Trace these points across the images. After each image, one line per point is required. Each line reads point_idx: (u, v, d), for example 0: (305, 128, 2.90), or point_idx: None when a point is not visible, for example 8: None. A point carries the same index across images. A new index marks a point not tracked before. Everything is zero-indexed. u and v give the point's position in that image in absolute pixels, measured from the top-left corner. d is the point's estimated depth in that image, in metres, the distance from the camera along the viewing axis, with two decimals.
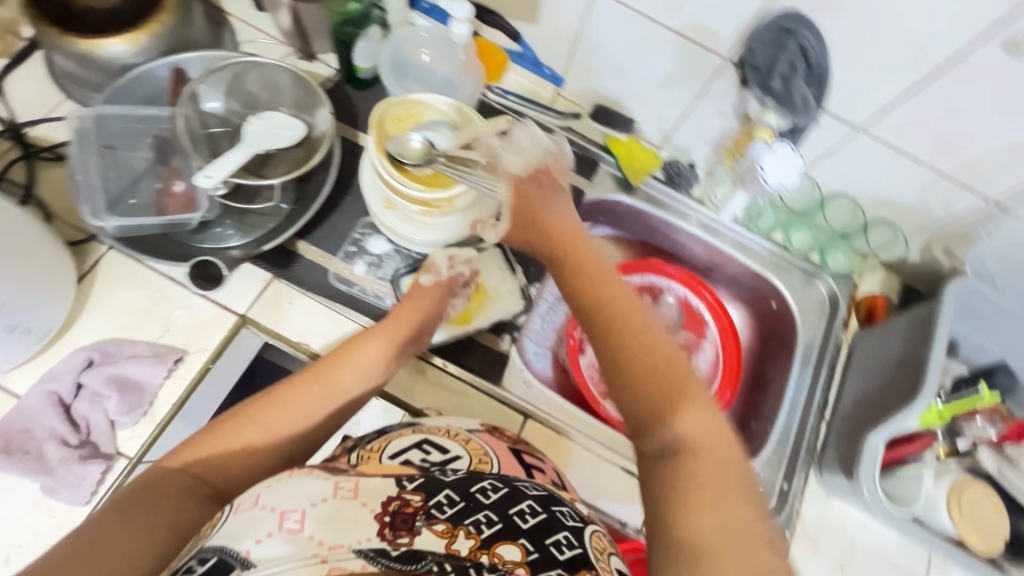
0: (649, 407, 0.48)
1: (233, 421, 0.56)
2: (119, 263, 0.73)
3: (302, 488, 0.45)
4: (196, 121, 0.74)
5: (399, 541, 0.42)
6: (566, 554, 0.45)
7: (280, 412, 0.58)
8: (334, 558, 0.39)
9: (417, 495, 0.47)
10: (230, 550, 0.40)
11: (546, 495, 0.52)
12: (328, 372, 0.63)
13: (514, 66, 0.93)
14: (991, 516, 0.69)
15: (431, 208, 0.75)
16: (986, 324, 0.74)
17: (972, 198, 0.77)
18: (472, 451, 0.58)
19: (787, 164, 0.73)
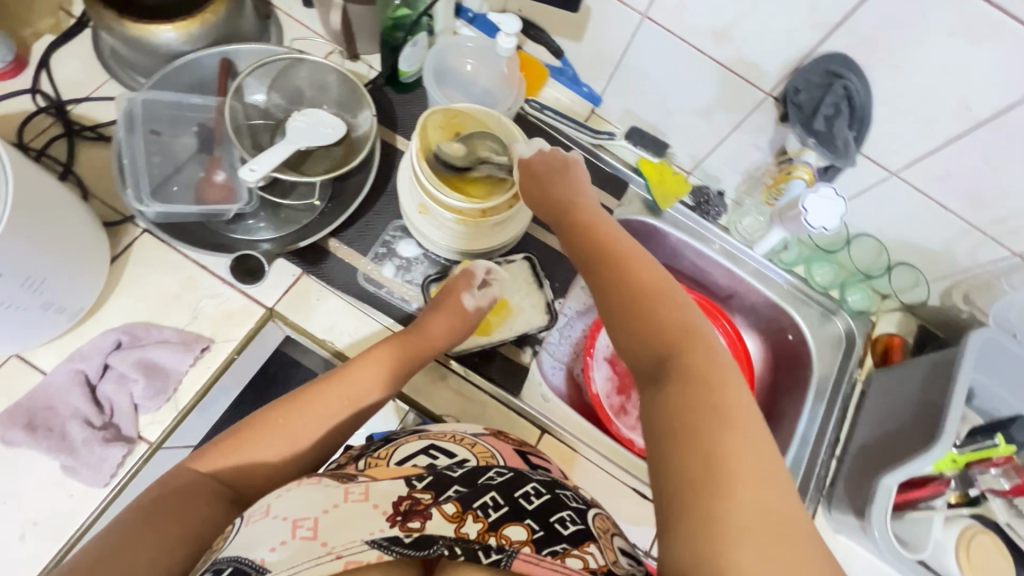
0: (657, 358, 0.52)
1: (256, 424, 0.57)
2: (153, 247, 0.74)
3: (308, 497, 0.47)
4: (240, 113, 0.75)
5: (411, 526, 0.44)
6: (570, 529, 0.48)
7: (300, 418, 0.58)
8: (350, 554, 0.42)
9: (427, 492, 0.47)
10: (244, 559, 0.42)
11: (549, 480, 0.54)
12: (345, 380, 0.62)
13: (553, 82, 0.94)
14: (1000, 567, 0.69)
15: (465, 219, 0.75)
16: (1001, 375, 0.76)
17: (998, 250, 0.78)
18: (479, 454, 0.58)
19: (830, 207, 0.74)
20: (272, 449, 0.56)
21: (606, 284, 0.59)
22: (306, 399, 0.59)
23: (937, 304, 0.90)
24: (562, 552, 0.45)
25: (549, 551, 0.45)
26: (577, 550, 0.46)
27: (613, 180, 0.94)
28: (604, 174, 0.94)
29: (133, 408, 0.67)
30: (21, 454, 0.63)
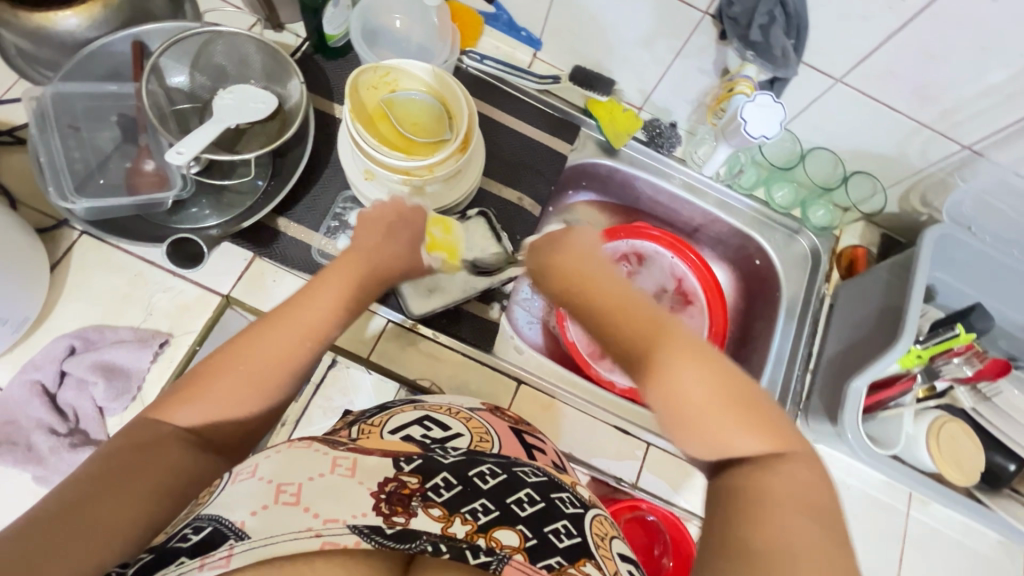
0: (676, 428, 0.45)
1: (210, 371, 0.49)
2: (94, 248, 0.71)
3: (299, 461, 0.44)
4: (162, 97, 0.73)
5: (394, 518, 0.40)
6: (565, 542, 0.43)
7: (256, 358, 0.50)
8: (329, 534, 0.38)
9: (414, 476, 0.43)
10: (225, 520, 0.38)
11: (546, 481, 0.48)
12: (297, 314, 0.54)
13: (489, 30, 0.91)
14: (969, 451, 0.71)
15: (411, 177, 0.72)
16: (957, 268, 0.78)
17: (949, 146, 0.78)
18: (473, 430, 0.55)
19: (767, 114, 0.73)
20: (232, 398, 0.49)
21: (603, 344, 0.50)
22: (260, 338, 0.52)
23: (897, 210, 0.91)
24: (558, 568, 0.40)
25: (544, 564, 0.40)
26: (573, 568, 0.41)
27: (563, 126, 0.92)
28: (553, 121, 0.92)
29: (98, 411, 0.66)
30: None
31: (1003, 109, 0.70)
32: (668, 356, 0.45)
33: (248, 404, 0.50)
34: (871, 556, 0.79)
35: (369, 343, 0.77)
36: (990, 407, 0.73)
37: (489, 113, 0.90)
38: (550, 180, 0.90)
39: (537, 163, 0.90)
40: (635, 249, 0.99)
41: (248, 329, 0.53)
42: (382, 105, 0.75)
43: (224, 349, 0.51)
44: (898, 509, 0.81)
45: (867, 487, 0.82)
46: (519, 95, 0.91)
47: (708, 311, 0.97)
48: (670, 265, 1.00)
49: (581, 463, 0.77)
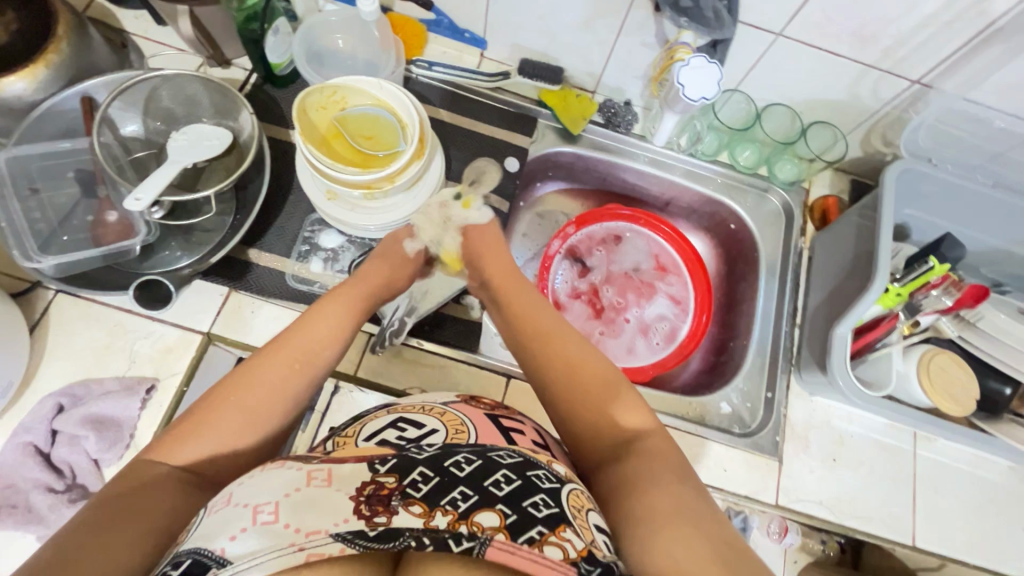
0: (584, 399, 0.59)
1: (206, 408, 0.51)
2: (70, 305, 0.72)
3: (273, 478, 0.44)
4: (117, 147, 0.74)
5: (376, 519, 0.41)
6: (544, 512, 0.43)
7: (255, 389, 0.53)
8: (312, 546, 0.39)
9: (391, 476, 0.44)
10: (204, 550, 0.39)
11: (521, 461, 0.48)
12: (295, 345, 0.57)
13: (433, 37, 0.92)
14: (962, 379, 0.71)
15: (372, 190, 0.73)
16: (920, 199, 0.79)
17: (899, 83, 0.78)
18: (448, 423, 0.55)
19: (704, 74, 0.74)
20: (230, 437, 0.50)
21: (532, 345, 0.65)
22: (255, 372, 0.54)
23: (861, 154, 0.91)
24: (539, 539, 0.41)
25: (524, 539, 0.41)
26: (554, 535, 0.42)
27: (519, 119, 0.93)
28: (509, 116, 0.93)
29: (94, 463, 0.66)
30: None
31: (945, 38, 0.70)
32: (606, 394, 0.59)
33: (243, 437, 0.51)
34: (884, 500, 0.78)
35: (353, 359, 0.77)
36: (975, 332, 0.73)
37: (445, 117, 0.91)
38: (514, 174, 0.91)
39: (499, 159, 0.91)
40: (610, 232, 0.99)
41: (242, 363, 0.55)
42: (334, 123, 0.76)
43: (221, 386, 0.53)
44: (905, 449, 0.81)
45: (870, 431, 0.81)
46: (471, 96, 0.92)
47: (691, 281, 0.97)
48: (645, 241, 1.00)
49: None
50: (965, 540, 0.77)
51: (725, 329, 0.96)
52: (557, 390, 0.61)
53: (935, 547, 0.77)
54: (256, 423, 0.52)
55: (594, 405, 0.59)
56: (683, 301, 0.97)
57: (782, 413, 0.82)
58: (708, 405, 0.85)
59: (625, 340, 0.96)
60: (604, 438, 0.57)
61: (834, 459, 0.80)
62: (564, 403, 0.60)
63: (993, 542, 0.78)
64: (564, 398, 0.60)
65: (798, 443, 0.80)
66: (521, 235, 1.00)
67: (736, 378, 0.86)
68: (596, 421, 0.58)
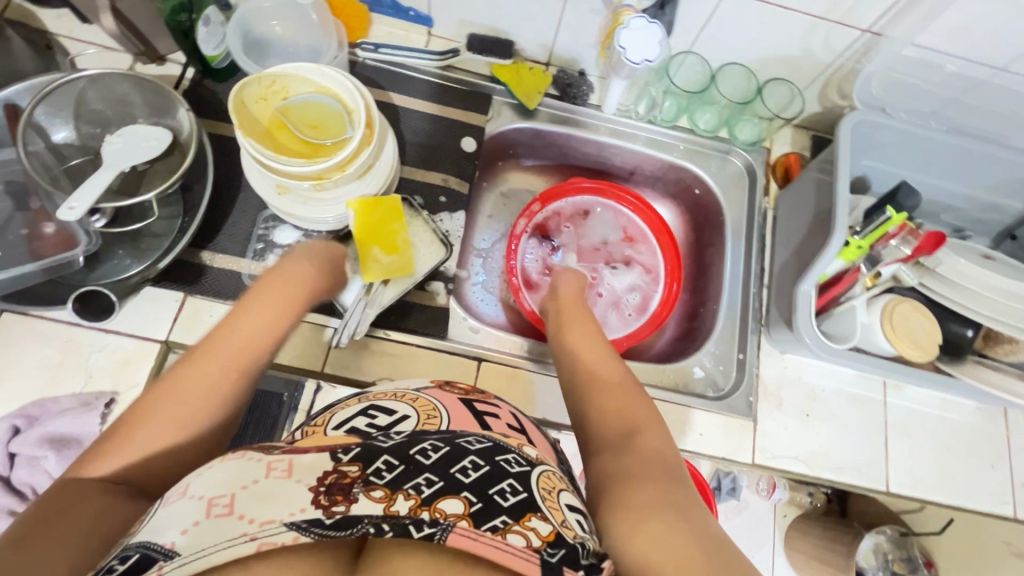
0: (609, 399, 0.61)
1: (138, 411, 0.47)
2: (15, 323, 0.69)
3: (228, 471, 0.43)
4: (49, 156, 0.71)
5: (334, 508, 0.39)
6: (511, 500, 0.43)
7: (182, 387, 0.48)
8: (265, 536, 0.37)
9: (354, 465, 0.44)
10: (153, 544, 0.37)
11: (491, 446, 0.48)
12: (231, 339, 0.53)
13: (376, 17, 0.89)
14: (924, 326, 0.72)
15: (322, 180, 0.71)
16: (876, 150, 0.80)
17: (850, 34, 0.77)
18: (420, 409, 0.54)
19: (645, 35, 0.72)
20: (166, 434, 0.46)
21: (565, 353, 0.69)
22: (188, 369, 0.49)
23: (819, 109, 0.91)
24: (503, 527, 0.41)
25: (488, 526, 0.40)
26: (518, 524, 0.41)
27: (472, 97, 0.90)
28: (463, 95, 0.90)
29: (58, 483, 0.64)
30: None
31: None
32: (634, 403, 0.60)
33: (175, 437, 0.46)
34: (856, 449, 0.80)
35: (319, 355, 0.75)
36: (934, 278, 0.73)
37: (395, 101, 0.88)
38: (471, 154, 0.89)
39: (455, 140, 0.88)
40: (577, 207, 0.98)
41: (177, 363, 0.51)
42: (276, 114, 0.73)
43: (154, 386, 0.49)
44: (875, 398, 0.82)
45: (840, 383, 0.83)
46: (423, 77, 0.90)
47: (660, 248, 0.97)
48: (611, 212, 0.99)
49: (554, 425, 0.77)
50: (937, 481, 0.79)
51: (695, 295, 0.95)
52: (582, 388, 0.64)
53: (908, 490, 0.79)
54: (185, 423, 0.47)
55: (616, 404, 0.60)
56: (654, 266, 0.97)
57: (754, 373, 0.82)
58: (681, 372, 0.85)
59: (598, 313, 0.96)
60: (610, 426, 0.58)
61: (807, 414, 0.81)
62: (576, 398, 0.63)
63: (963, 480, 0.80)
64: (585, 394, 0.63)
65: (771, 402, 0.81)
66: (487, 216, 0.99)
67: (707, 343, 0.86)
68: (605, 414, 0.59)
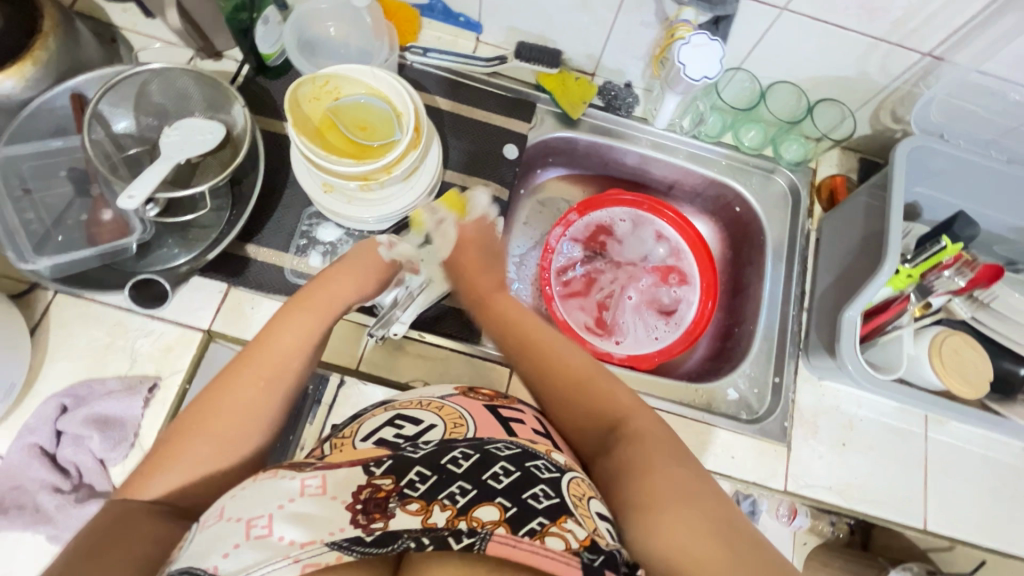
0: (581, 377, 0.60)
1: (201, 411, 0.52)
2: (69, 305, 0.72)
3: (264, 491, 0.42)
4: (109, 145, 0.73)
5: (373, 525, 0.39)
6: (545, 502, 0.42)
7: (244, 384, 0.53)
8: (307, 557, 0.37)
9: (388, 478, 0.43)
10: (196, 569, 0.37)
11: (520, 452, 0.48)
12: (262, 356, 0.55)
13: (427, 22, 0.90)
14: (974, 362, 0.69)
15: (368, 181, 0.72)
16: (929, 176, 0.78)
17: (910, 57, 0.75)
18: (447, 417, 0.55)
19: (704, 52, 0.72)
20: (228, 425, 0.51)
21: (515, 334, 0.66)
22: (226, 390, 0.53)
23: (869, 132, 0.89)
24: (541, 530, 0.40)
25: (526, 531, 0.39)
26: (556, 526, 0.40)
27: (516, 104, 0.91)
28: (507, 101, 0.91)
29: (99, 463, 0.66)
30: (5, 537, 0.63)
31: (956, 8, 0.67)
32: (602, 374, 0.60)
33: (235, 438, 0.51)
34: (893, 483, 0.77)
35: (354, 353, 0.76)
36: (988, 313, 0.71)
37: (441, 105, 0.89)
38: (513, 161, 0.89)
39: (498, 146, 0.89)
40: (614, 218, 0.97)
41: (214, 382, 0.54)
42: (327, 114, 0.75)
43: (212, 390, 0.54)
44: (914, 432, 0.80)
45: (879, 414, 0.80)
46: (469, 82, 0.90)
47: (696, 266, 0.95)
48: (648, 226, 0.98)
49: None
50: (977, 522, 0.77)
51: (731, 314, 0.94)
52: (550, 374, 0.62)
53: (946, 529, 0.76)
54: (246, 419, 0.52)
55: (585, 389, 0.59)
56: (688, 284, 0.96)
57: (789, 398, 0.81)
58: (714, 392, 0.84)
59: (629, 329, 0.95)
60: (597, 416, 0.57)
61: (843, 444, 0.79)
62: (548, 398, 0.60)
63: (1007, 524, 0.77)
64: (555, 381, 0.61)
65: (806, 429, 0.79)
66: (522, 223, 0.99)
67: (742, 364, 0.85)
68: (590, 402, 0.58)
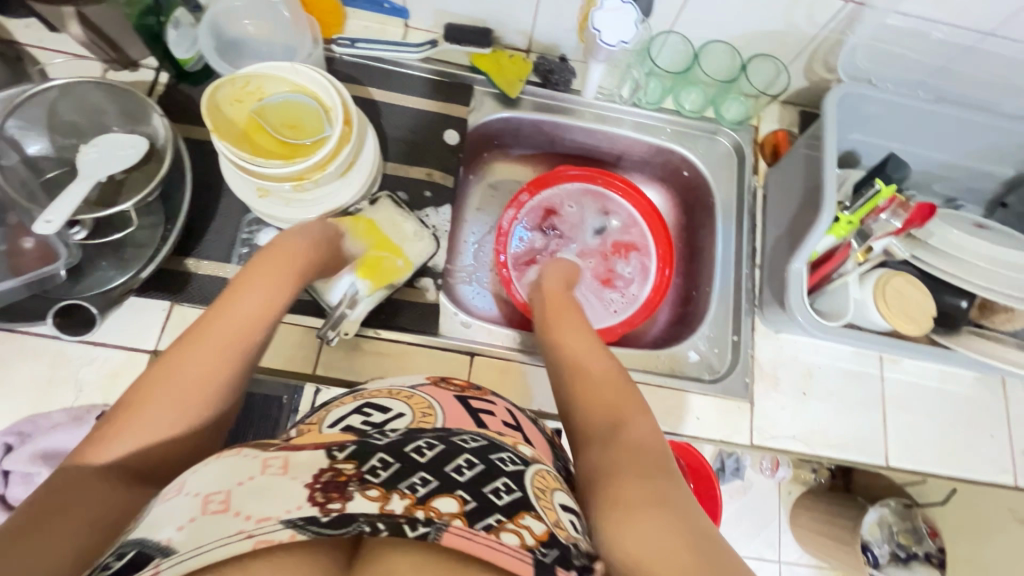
0: (600, 395, 0.61)
1: (153, 375, 0.49)
2: (2, 341, 0.69)
3: (227, 467, 0.43)
4: (24, 169, 0.70)
5: (330, 505, 0.39)
6: (505, 498, 0.42)
7: (193, 355, 0.50)
8: (260, 532, 0.37)
9: (349, 462, 0.42)
10: (149, 541, 0.38)
11: (485, 445, 0.47)
12: (229, 313, 0.55)
13: (351, 11, 0.87)
14: (916, 300, 0.71)
15: (303, 180, 0.70)
16: (864, 123, 0.79)
17: (834, 5, 0.75)
18: (414, 406, 0.54)
19: (621, 17, 0.71)
20: (171, 403, 0.48)
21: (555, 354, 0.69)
22: (191, 343, 0.52)
23: (806, 84, 0.89)
24: (497, 526, 0.40)
25: (483, 525, 0.39)
26: (513, 523, 0.40)
27: (454, 89, 0.89)
28: (443, 87, 0.89)
29: None
30: None
31: None
32: (630, 408, 0.59)
33: (188, 409, 0.48)
34: (854, 425, 0.79)
35: (310, 358, 0.75)
36: (927, 251, 0.72)
37: (375, 96, 0.87)
38: (455, 147, 0.87)
39: (438, 133, 0.87)
40: (567, 194, 0.97)
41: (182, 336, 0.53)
42: (252, 116, 0.72)
43: (166, 355, 0.51)
44: (872, 374, 0.82)
45: (837, 360, 0.82)
46: (402, 71, 0.88)
47: (651, 233, 0.95)
48: (602, 199, 0.98)
49: (552, 417, 0.76)
50: (936, 454, 0.79)
51: (688, 278, 0.94)
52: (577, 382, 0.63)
53: (907, 463, 0.79)
54: (198, 395, 0.49)
55: (609, 405, 0.59)
56: (647, 249, 0.96)
57: (749, 354, 0.82)
58: (676, 356, 0.84)
59: (590, 304, 0.94)
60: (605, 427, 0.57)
61: (804, 393, 0.80)
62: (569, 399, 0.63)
63: (963, 452, 0.80)
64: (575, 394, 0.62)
65: (767, 383, 0.80)
66: (475, 209, 0.97)
67: (701, 326, 0.85)
68: (600, 416, 0.59)
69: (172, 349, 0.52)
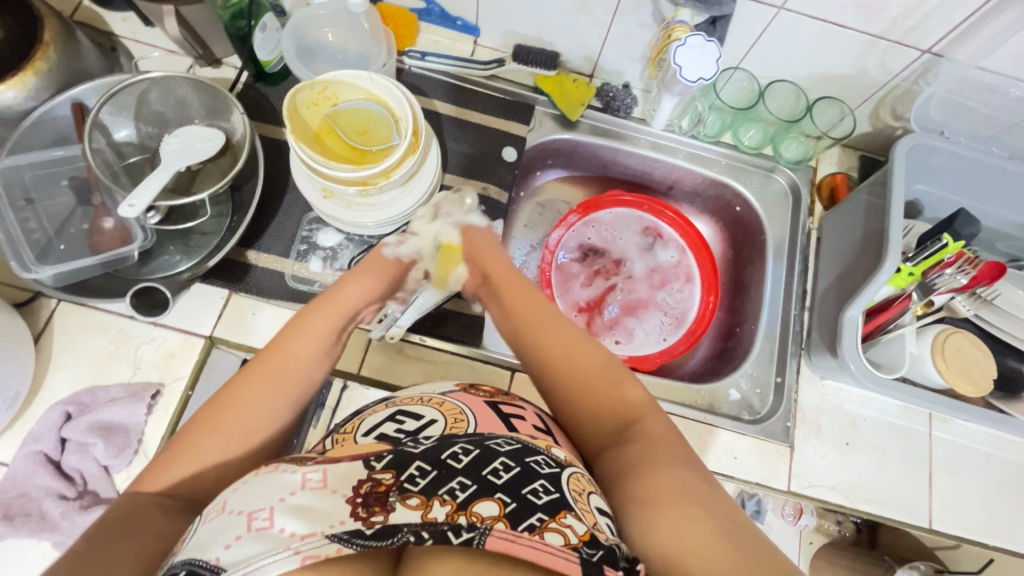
0: (583, 376, 0.58)
1: (207, 416, 0.51)
2: (72, 313, 0.72)
3: (267, 484, 0.43)
4: (110, 153, 0.74)
5: (373, 519, 0.39)
6: (544, 499, 0.42)
7: (241, 405, 0.52)
8: (307, 549, 0.38)
9: (388, 472, 0.43)
10: (198, 561, 0.38)
11: (520, 447, 0.47)
12: (277, 358, 0.56)
13: (424, 26, 0.90)
14: (977, 360, 0.70)
15: (368, 186, 0.73)
16: (930, 173, 0.78)
17: (910, 54, 0.75)
18: (447, 412, 0.54)
19: (703, 54, 0.72)
20: (215, 451, 0.50)
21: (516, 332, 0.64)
22: (240, 391, 0.53)
23: (869, 129, 0.89)
24: (539, 526, 0.40)
25: (525, 526, 0.39)
26: (555, 522, 0.40)
27: (515, 107, 0.91)
28: (505, 104, 0.91)
29: (103, 469, 0.67)
30: (11, 544, 0.64)
31: (952, 7, 0.67)
32: (616, 382, 0.58)
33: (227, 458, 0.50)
34: (897, 483, 0.77)
35: (356, 358, 0.76)
36: (991, 310, 0.72)
37: (438, 109, 0.89)
38: (512, 164, 0.89)
39: (497, 149, 0.89)
40: (615, 220, 0.97)
41: (231, 380, 0.54)
42: (326, 120, 0.75)
43: (219, 395, 0.53)
44: (920, 431, 0.79)
45: (884, 413, 0.80)
46: (468, 87, 0.91)
47: (697, 266, 0.95)
48: (649, 227, 0.97)
49: None
50: (982, 521, 0.76)
51: (732, 314, 0.94)
52: (550, 365, 0.60)
53: (951, 528, 0.76)
54: (238, 444, 0.51)
55: (597, 383, 0.57)
56: (689, 282, 0.96)
57: (792, 398, 0.80)
58: (716, 392, 0.83)
59: (633, 330, 0.94)
60: (603, 414, 0.56)
61: (846, 443, 0.78)
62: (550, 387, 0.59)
63: (1012, 523, 0.76)
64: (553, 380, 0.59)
65: (809, 429, 0.79)
66: (522, 225, 0.99)
67: (744, 364, 0.84)
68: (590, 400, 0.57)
69: (226, 389, 0.53)
